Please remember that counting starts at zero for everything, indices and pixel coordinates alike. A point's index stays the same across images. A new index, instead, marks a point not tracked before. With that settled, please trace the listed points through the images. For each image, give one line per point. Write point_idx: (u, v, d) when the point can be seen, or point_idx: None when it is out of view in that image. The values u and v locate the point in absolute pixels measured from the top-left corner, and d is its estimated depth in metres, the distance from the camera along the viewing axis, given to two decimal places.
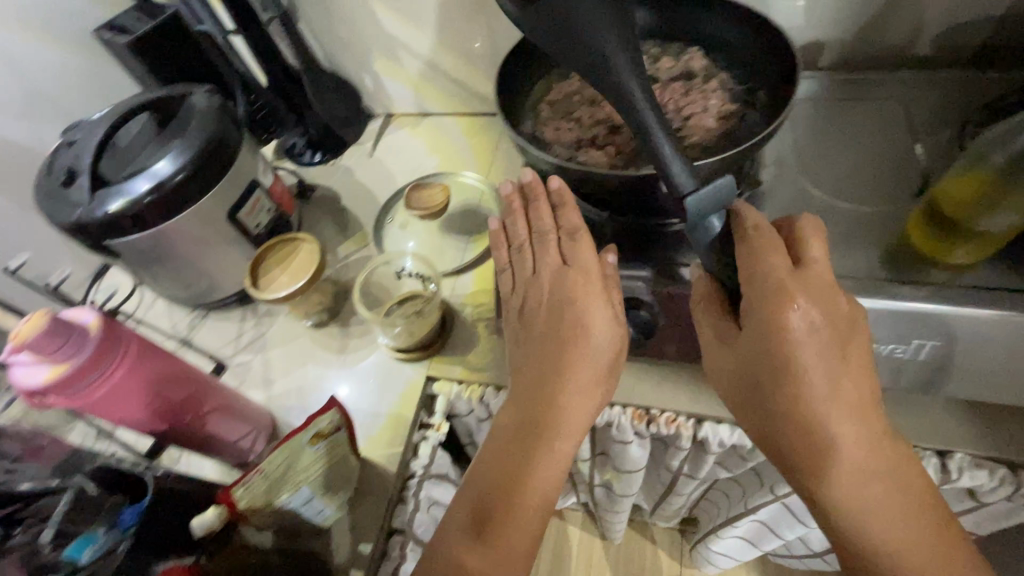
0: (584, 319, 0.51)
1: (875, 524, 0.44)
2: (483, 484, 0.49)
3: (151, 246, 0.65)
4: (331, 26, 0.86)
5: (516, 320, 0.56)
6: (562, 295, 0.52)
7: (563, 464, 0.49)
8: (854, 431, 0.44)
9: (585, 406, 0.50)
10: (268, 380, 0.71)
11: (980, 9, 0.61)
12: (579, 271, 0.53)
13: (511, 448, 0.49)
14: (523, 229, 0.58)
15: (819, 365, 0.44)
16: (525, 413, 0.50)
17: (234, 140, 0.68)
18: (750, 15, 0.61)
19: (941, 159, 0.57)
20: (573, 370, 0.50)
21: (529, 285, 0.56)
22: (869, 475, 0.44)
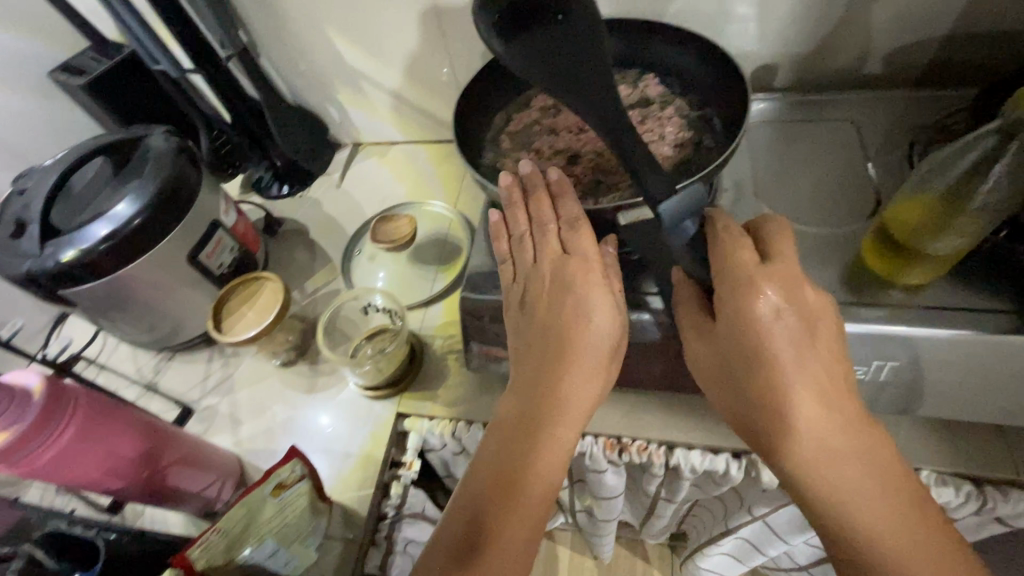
0: (587, 307, 0.49)
1: (867, 515, 0.41)
2: (477, 482, 0.48)
3: (107, 293, 0.63)
4: (292, 61, 0.85)
5: (515, 313, 0.54)
6: (562, 284, 0.51)
7: (562, 458, 0.48)
8: (837, 416, 0.42)
9: (587, 395, 0.48)
10: (235, 423, 0.69)
11: (923, 31, 0.63)
12: (578, 261, 0.51)
13: (506, 444, 0.48)
14: (520, 222, 0.55)
15: (793, 348, 0.43)
16: (524, 406, 0.49)
17: (193, 181, 0.67)
18: (700, 43, 0.62)
19: (892, 179, 0.59)
20: (574, 360, 0.48)
21: (529, 276, 0.54)
22: (854, 462, 0.42)
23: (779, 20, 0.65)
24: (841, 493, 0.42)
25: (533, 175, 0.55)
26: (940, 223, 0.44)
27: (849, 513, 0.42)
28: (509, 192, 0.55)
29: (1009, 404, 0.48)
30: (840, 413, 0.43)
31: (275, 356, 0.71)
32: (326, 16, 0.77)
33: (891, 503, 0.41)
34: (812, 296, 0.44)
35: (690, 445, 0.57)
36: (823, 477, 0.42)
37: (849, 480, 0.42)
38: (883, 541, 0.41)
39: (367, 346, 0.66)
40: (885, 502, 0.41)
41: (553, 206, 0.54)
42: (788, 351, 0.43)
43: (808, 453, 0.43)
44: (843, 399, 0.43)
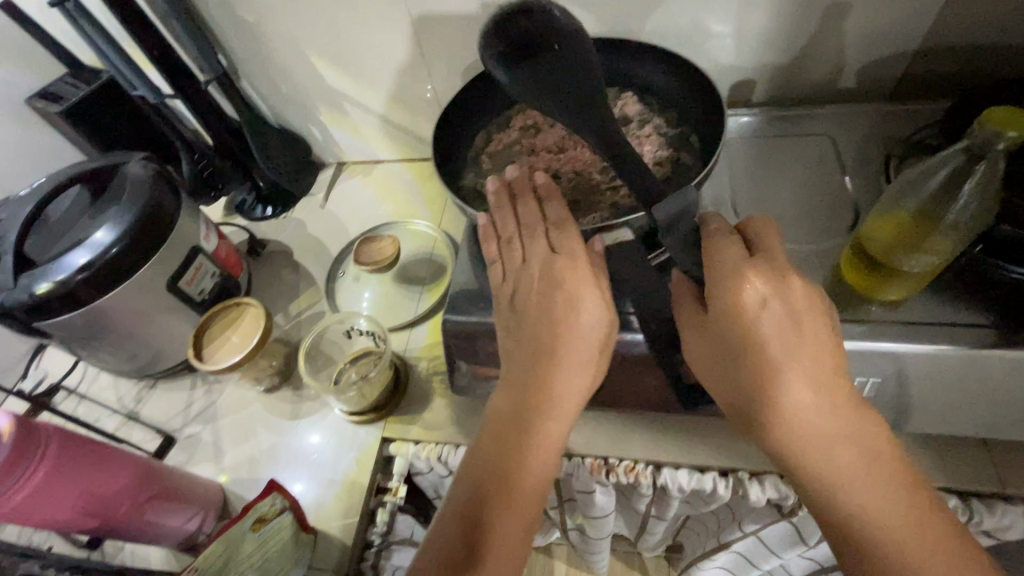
0: (577, 302, 0.49)
1: (863, 502, 0.41)
2: (469, 480, 0.47)
3: (85, 324, 0.63)
4: (273, 83, 0.85)
5: (505, 310, 0.53)
6: (551, 279, 0.50)
7: (551, 452, 0.47)
8: (829, 405, 0.42)
9: (577, 391, 0.48)
10: (219, 452, 0.68)
11: (896, 45, 0.63)
12: (568, 258, 0.51)
13: (496, 442, 0.47)
14: (510, 225, 0.55)
15: (781, 337, 0.42)
16: (515, 404, 0.48)
17: (172, 207, 0.66)
18: (678, 62, 0.63)
19: (868, 193, 0.59)
20: (564, 355, 0.48)
21: (518, 275, 0.53)
22: (846, 449, 0.42)
23: (756, 37, 0.66)
24: (836, 481, 0.41)
25: (519, 178, 0.56)
26: (917, 240, 0.44)
27: (843, 500, 0.41)
28: (496, 196, 0.56)
29: (991, 418, 0.48)
30: (832, 402, 0.42)
31: (258, 382, 0.71)
32: (306, 39, 0.77)
33: (887, 488, 0.41)
34: (798, 289, 0.43)
35: (677, 464, 0.57)
36: (816, 466, 0.42)
37: (844, 468, 0.41)
38: (881, 528, 0.40)
39: (353, 369, 0.67)
40: (882, 489, 0.41)
41: (540, 207, 0.55)
42: (779, 341, 0.42)
43: (801, 443, 0.42)
44: (834, 387, 0.42)
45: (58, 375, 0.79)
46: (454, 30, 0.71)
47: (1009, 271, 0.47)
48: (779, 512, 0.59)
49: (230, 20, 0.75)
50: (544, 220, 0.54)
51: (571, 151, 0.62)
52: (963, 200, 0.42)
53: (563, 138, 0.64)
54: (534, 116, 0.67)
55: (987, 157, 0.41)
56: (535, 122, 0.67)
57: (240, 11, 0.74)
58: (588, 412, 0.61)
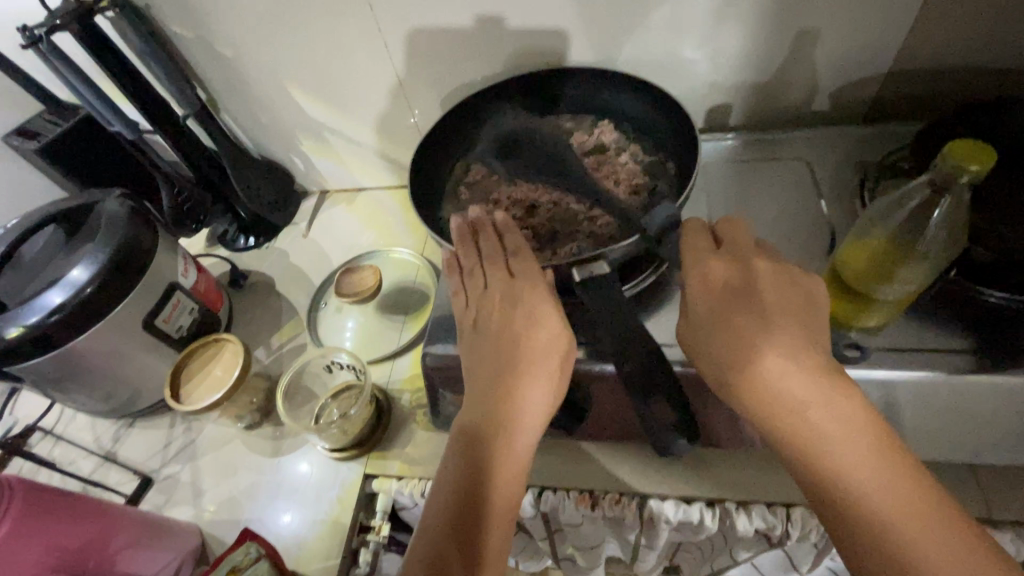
0: (536, 318, 0.50)
1: (857, 473, 0.38)
2: (447, 484, 0.46)
3: (57, 366, 0.61)
4: (252, 115, 0.84)
5: (468, 333, 0.53)
6: (511, 297, 0.51)
7: (522, 459, 0.47)
8: (808, 372, 0.41)
9: (544, 399, 0.48)
10: (198, 493, 0.67)
11: (866, 70, 0.64)
12: (526, 280, 0.51)
13: (469, 446, 0.46)
14: (471, 257, 0.55)
15: (750, 302, 0.44)
16: (484, 415, 0.47)
17: (149, 243, 0.66)
18: (654, 92, 0.64)
19: (844, 216, 0.60)
20: (527, 365, 0.49)
21: (479, 300, 0.53)
22: (831, 416, 0.40)
23: (730, 64, 0.66)
24: (828, 453, 0.39)
25: (480, 216, 0.56)
26: (890, 269, 0.44)
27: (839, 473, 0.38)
28: (460, 234, 0.56)
29: (971, 443, 0.48)
30: (808, 370, 0.41)
31: (238, 419, 0.69)
32: (285, 73, 0.76)
33: (879, 457, 0.38)
34: (759, 264, 0.45)
35: (664, 496, 0.56)
36: (806, 434, 0.40)
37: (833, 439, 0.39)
38: (877, 498, 0.37)
39: (334, 404, 0.66)
40: (873, 458, 0.38)
41: (500, 240, 0.55)
42: (750, 310, 0.43)
43: (789, 415, 0.40)
44: (808, 356, 0.41)
45: (35, 416, 0.78)
46: (431, 62, 0.72)
47: (988, 295, 0.47)
48: (768, 541, 0.59)
49: (208, 55, 0.75)
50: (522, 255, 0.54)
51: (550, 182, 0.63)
52: (932, 232, 0.42)
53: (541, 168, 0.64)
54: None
55: (951, 191, 0.41)
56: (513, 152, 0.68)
57: (217, 46, 0.74)
58: (572, 442, 0.61)
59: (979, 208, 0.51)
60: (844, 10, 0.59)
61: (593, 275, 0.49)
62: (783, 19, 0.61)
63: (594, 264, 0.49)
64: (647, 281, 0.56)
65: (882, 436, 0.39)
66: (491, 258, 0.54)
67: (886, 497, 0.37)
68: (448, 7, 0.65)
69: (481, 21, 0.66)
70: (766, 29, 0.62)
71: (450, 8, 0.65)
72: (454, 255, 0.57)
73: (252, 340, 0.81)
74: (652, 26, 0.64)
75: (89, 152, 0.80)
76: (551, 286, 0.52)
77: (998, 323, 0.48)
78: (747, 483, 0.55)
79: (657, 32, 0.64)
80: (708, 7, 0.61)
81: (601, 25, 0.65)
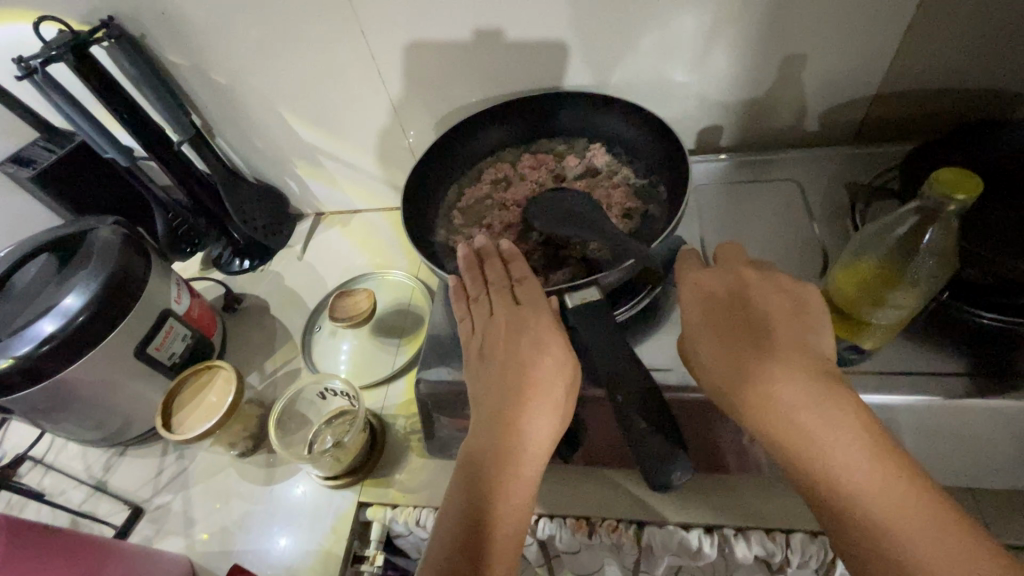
0: (542, 345, 0.50)
1: (849, 475, 0.38)
2: (458, 508, 0.45)
3: (46, 397, 0.61)
4: (247, 139, 0.84)
5: (474, 361, 0.53)
6: (517, 324, 0.51)
7: (531, 485, 0.46)
8: (795, 376, 0.41)
9: (549, 426, 0.47)
10: (190, 523, 0.66)
11: (854, 91, 0.65)
12: (531, 309, 0.52)
13: (473, 474, 0.46)
14: (478, 284, 0.56)
15: (739, 307, 0.46)
16: (489, 442, 0.46)
17: (142, 270, 0.65)
18: (646, 117, 0.65)
19: (836, 237, 0.60)
20: (532, 391, 0.48)
21: (485, 327, 0.54)
22: (821, 418, 0.39)
23: (720, 88, 0.67)
24: (820, 456, 0.39)
25: (486, 245, 0.58)
26: (880, 293, 0.44)
27: (832, 476, 0.38)
28: (467, 262, 0.58)
29: (966, 467, 0.48)
30: (795, 373, 0.41)
31: (231, 447, 0.69)
32: (279, 99, 0.77)
33: (871, 458, 0.38)
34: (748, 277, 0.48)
35: (663, 522, 0.56)
36: (796, 438, 0.40)
37: (823, 441, 0.39)
38: (871, 499, 0.37)
39: (327, 432, 0.66)
40: (865, 459, 0.38)
41: (505, 268, 0.56)
42: (735, 320, 0.45)
43: (778, 419, 0.40)
44: (795, 361, 0.42)
45: (25, 444, 0.77)
46: (425, 88, 0.72)
47: (980, 317, 0.48)
48: (768, 567, 0.58)
49: (203, 82, 0.76)
50: (519, 280, 0.54)
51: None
52: (920, 256, 0.43)
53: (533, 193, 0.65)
54: (505, 170, 0.69)
55: (938, 219, 0.41)
56: (505, 176, 0.69)
57: (212, 74, 0.74)
58: (568, 467, 0.60)
59: (968, 231, 0.51)
60: (831, 36, 0.60)
61: (585, 302, 0.50)
62: (771, 45, 0.62)
63: (587, 290, 0.50)
64: (643, 302, 0.56)
65: (874, 438, 0.39)
66: (492, 282, 0.55)
67: (879, 497, 0.37)
68: (439, 35, 0.66)
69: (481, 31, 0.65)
70: (754, 53, 0.63)
71: (448, 20, 0.64)
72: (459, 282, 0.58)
73: (246, 365, 0.80)
74: (641, 51, 0.65)
75: (83, 178, 0.80)
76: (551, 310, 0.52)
77: (996, 345, 0.48)
78: (745, 508, 0.55)
79: (646, 57, 0.65)
80: (696, 33, 0.62)
81: (591, 51, 0.65)
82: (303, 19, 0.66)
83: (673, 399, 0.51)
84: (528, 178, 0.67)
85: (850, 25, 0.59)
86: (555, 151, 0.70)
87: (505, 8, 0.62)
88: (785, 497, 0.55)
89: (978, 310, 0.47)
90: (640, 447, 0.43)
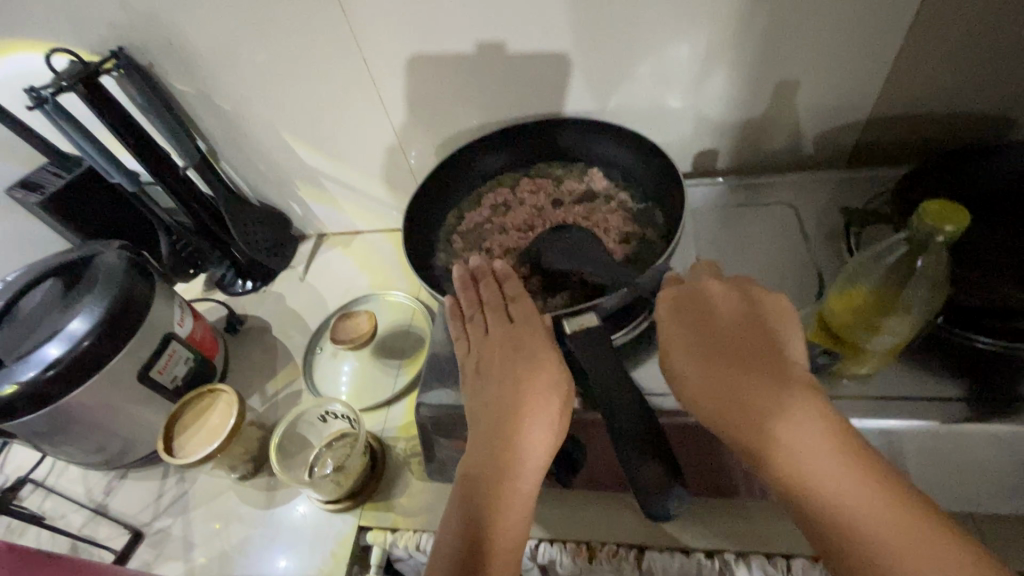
0: (538, 361, 0.51)
1: (845, 505, 0.38)
2: (456, 527, 0.45)
3: (49, 422, 0.61)
4: (250, 162, 0.86)
5: (473, 379, 0.54)
6: (514, 341, 0.53)
7: (528, 501, 0.46)
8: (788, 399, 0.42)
9: (546, 441, 0.48)
10: (189, 548, 0.66)
11: (848, 116, 0.66)
12: (526, 326, 0.53)
13: (471, 490, 0.46)
14: (473, 304, 0.57)
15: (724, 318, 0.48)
16: (487, 458, 0.47)
17: (146, 294, 0.66)
18: (644, 142, 0.66)
19: (832, 260, 0.61)
20: (528, 407, 0.48)
21: (481, 346, 0.55)
22: (816, 443, 0.40)
23: (715, 112, 0.68)
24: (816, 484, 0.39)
25: (481, 264, 0.59)
26: (873, 319, 0.46)
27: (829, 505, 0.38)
28: (463, 282, 0.58)
29: (965, 492, 0.48)
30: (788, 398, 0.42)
31: (232, 471, 0.69)
32: (283, 122, 0.78)
33: (869, 486, 0.38)
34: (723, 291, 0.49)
35: (664, 547, 0.56)
36: (791, 466, 0.40)
37: (818, 468, 0.39)
38: (870, 531, 0.37)
39: (328, 454, 0.66)
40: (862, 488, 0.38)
41: (500, 287, 0.57)
42: (723, 342, 0.46)
43: (770, 445, 0.40)
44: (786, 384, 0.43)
45: (27, 467, 0.78)
46: (426, 113, 0.74)
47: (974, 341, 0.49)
48: None
49: (208, 107, 0.77)
50: (514, 300, 0.55)
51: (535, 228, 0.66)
52: (912, 283, 0.43)
53: (531, 217, 0.67)
54: (503, 194, 0.70)
55: (928, 249, 0.41)
56: (503, 200, 0.70)
57: (218, 100, 0.76)
58: (569, 491, 0.60)
59: (961, 255, 0.52)
60: (824, 64, 0.61)
61: (584, 328, 0.50)
62: (766, 70, 0.63)
63: (585, 315, 0.50)
64: (644, 323, 0.57)
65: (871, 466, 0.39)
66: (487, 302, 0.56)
67: (879, 529, 0.36)
68: (440, 61, 0.67)
69: (483, 46, 0.65)
70: (749, 79, 0.64)
71: (451, 34, 0.64)
72: (456, 302, 0.59)
73: (248, 387, 0.81)
74: (638, 77, 0.66)
75: (89, 201, 0.81)
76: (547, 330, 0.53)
77: (992, 369, 0.48)
78: (747, 532, 0.55)
79: (642, 82, 0.66)
80: (691, 61, 0.63)
81: (589, 78, 0.67)
82: (307, 48, 0.68)
83: (670, 423, 0.51)
84: (526, 202, 0.69)
85: (842, 53, 0.60)
86: (553, 174, 0.71)
87: (506, 25, 0.63)
88: (785, 521, 0.55)
89: (975, 335, 0.48)
90: (635, 476, 0.43)
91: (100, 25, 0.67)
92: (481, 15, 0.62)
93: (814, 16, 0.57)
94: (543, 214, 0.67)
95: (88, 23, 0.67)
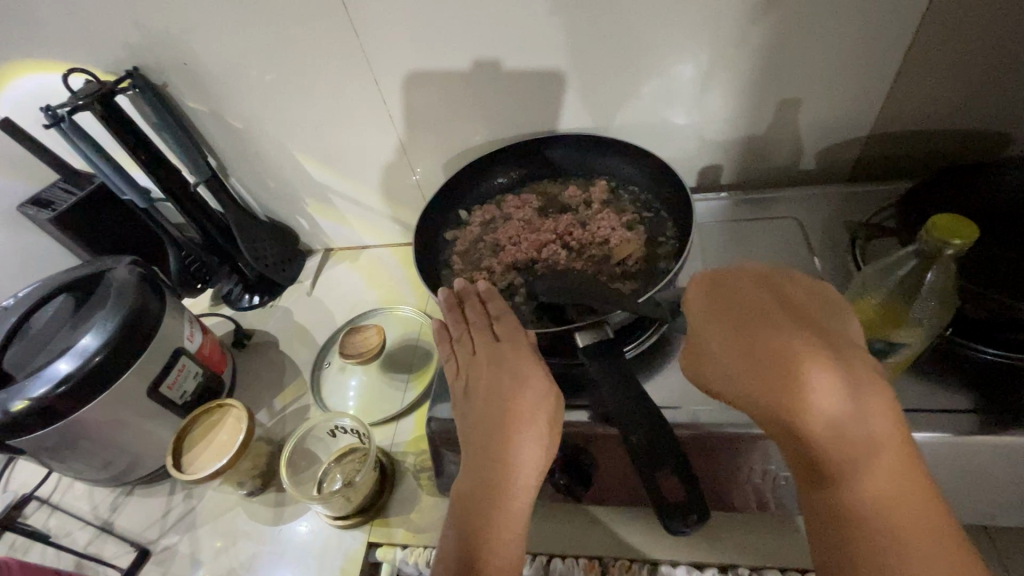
0: (523, 379, 0.51)
1: (914, 550, 0.34)
2: (450, 554, 0.45)
3: (58, 440, 0.61)
4: (261, 180, 0.87)
5: (460, 400, 0.54)
6: (498, 360, 0.53)
7: (521, 522, 0.46)
8: (868, 423, 0.35)
9: (536, 459, 0.48)
10: (196, 564, 0.65)
11: (848, 133, 0.67)
12: (509, 342, 0.54)
13: (464, 514, 0.46)
14: (458, 325, 0.58)
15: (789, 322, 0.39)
16: (478, 481, 0.47)
17: (156, 309, 0.67)
18: (647, 158, 0.68)
19: (839, 275, 0.62)
20: (516, 427, 0.48)
21: (468, 365, 0.56)
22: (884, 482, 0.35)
23: (717, 129, 0.69)
24: (885, 523, 0.35)
25: (466, 287, 0.60)
26: (886, 333, 0.46)
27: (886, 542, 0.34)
28: (447, 305, 0.60)
29: (985, 506, 0.47)
30: (879, 426, 0.36)
31: (239, 487, 0.68)
32: (289, 139, 0.79)
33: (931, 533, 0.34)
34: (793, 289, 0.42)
35: (678, 563, 0.55)
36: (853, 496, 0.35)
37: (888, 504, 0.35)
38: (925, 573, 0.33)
39: (337, 469, 0.66)
40: (930, 523, 0.34)
41: (484, 306, 0.58)
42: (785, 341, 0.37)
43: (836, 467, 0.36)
44: (879, 406, 0.36)
45: (32, 484, 0.78)
46: (433, 131, 0.75)
47: (980, 352, 0.50)
48: None
49: (219, 127, 0.79)
50: (498, 316, 0.56)
51: (522, 243, 0.67)
52: (922, 297, 0.44)
53: (520, 231, 0.69)
54: (491, 211, 0.72)
55: (937, 261, 0.42)
56: (493, 216, 0.72)
57: (228, 118, 0.77)
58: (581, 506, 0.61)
59: (968, 272, 0.53)
60: (823, 83, 0.63)
61: (597, 340, 0.51)
62: (764, 90, 0.65)
63: (597, 329, 0.51)
64: (655, 336, 0.59)
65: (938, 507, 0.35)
66: (484, 313, 0.58)
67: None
68: (441, 77, 0.68)
69: (481, 65, 0.66)
70: (749, 97, 0.65)
71: (452, 54, 0.65)
72: (443, 324, 0.61)
73: (255, 402, 0.81)
74: (640, 96, 0.67)
75: (99, 217, 0.83)
76: (533, 348, 0.54)
77: (1003, 383, 0.49)
78: (761, 546, 0.55)
79: (643, 101, 0.68)
80: (691, 79, 0.65)
81: (590, 95, 0.68)
82: (316, 68, 0.69)
83: (683, 435, 0.51)
84: (513, 217, 0.71)
85: (838, 75, 0.62)
86: (552, 195, 0.73)
87: (505, 43, 0.64)
88: (799, 537, 0.55)
89: (980, 346, 0.49)
90: (657, 489, 0.45)
91: (115, 48, 0.69)
92: (486, 43, 0.64)
93: (810, 38, 0.59)
94: (532, 227, 0.69)
95: (104, 45, 0.69)
